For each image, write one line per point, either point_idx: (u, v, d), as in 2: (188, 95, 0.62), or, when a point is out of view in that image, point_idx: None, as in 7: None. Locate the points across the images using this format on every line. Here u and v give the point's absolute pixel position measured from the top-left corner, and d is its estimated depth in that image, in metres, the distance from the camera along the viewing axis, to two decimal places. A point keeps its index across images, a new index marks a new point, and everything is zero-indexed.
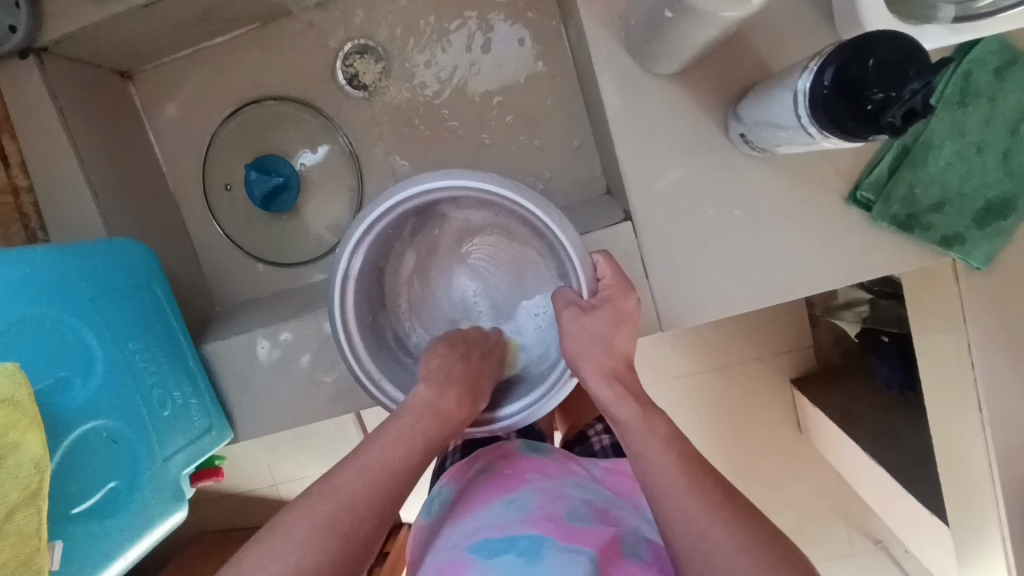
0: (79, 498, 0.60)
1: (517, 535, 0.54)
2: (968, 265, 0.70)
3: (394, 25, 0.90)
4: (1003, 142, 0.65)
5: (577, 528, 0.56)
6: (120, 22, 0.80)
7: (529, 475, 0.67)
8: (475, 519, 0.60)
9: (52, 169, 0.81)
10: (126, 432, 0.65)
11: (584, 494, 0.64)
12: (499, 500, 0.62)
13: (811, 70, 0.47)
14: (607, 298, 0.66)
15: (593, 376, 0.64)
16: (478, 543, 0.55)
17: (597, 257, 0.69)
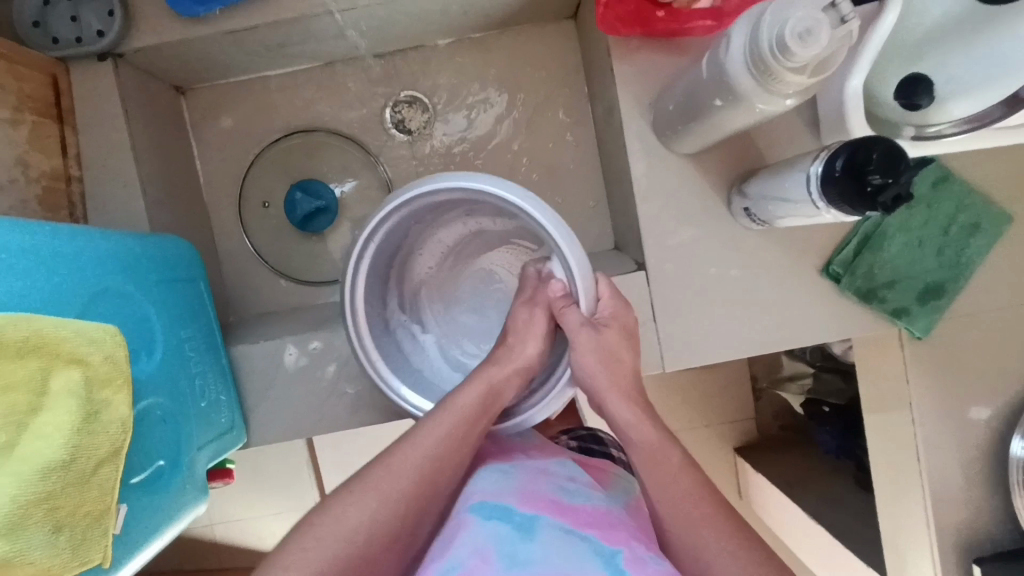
0: (137, 471, 0.61)
1: (512, 509, 0.59)
2: (912, 334, 0.86)
3: (442, 82, 1.01)
4: (938, 238, 0.83)
5: (564, 509, 0.60)
6: (201, 41, 0.87)
7: (516, 453, 0.72)
8: (471, 485, 0.65)
9: (110, 165, 0.84)
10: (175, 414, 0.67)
11: (573, 473, 0.69)
12: (486, 469, 0.67)
13: (823, 158, 0.62)
14: (620, 318, 0.74)
15: (611, 403, 0.71)
16: (480, 506, 0.59)
17: (599, 278, 0.74)
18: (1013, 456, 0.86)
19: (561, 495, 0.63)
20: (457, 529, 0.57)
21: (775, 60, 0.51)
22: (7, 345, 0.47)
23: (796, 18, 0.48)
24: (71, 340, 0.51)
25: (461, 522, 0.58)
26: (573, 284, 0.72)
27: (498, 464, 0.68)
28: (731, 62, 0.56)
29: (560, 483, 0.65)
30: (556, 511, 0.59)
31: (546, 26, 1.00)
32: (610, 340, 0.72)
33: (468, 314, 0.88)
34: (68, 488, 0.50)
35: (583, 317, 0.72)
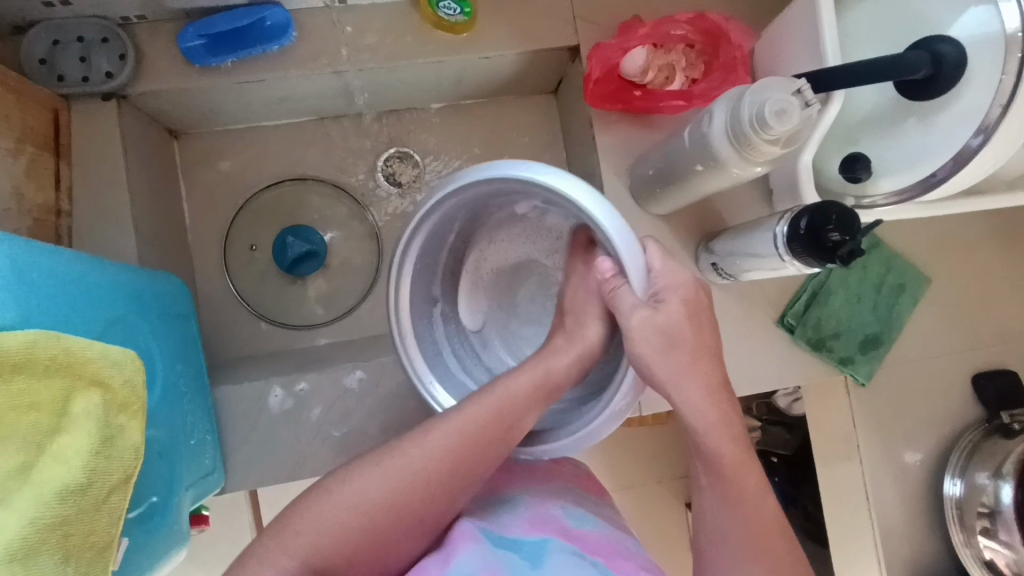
0: (133, 506, 0.60)
1: (522, 538, 0.61)
2: (856, 380, 0.96)
3: (432, 141, 1.08)
4: (872, 295, 0.95)
5: (573, 536, 0.63)
6: (208, 90, 0.90)
7: (518, 477, 0.74)
8: (480, 510, 0.67)
9: (102, 200, 0.84)
10: (173, 448, 0.68)
11: (576, 497, 0.72)
12: (495, 502, 0.69)
13: (787, 219, 0.72)
14: (680, 291, 0.65)
15: (675, 395, 0.64)
16: (488, 533, 0.62)
17: (647, 245, 0.66)
18: (946, 494, 0.95)
19: (568, 519, 0.66)
20: (463, 536, 0.61)
21: (754, 131, 0.63)
22: (36, 363, 0.47)
23: (774, 99, 0.61)
24: (96, 361, 0.51)
25: (472, 540, 0.60)
26: (626, 272, 0.63)
27: (504, 497, 0.70)
28: (713, 133, 0.68)
29: (567, 508, 0.68)
30: (564, 536, 0.62)
31: (529, 97, 1.10)
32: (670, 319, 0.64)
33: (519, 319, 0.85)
34: (82, 514, 0.48)
35: (638, 301, 0.64)
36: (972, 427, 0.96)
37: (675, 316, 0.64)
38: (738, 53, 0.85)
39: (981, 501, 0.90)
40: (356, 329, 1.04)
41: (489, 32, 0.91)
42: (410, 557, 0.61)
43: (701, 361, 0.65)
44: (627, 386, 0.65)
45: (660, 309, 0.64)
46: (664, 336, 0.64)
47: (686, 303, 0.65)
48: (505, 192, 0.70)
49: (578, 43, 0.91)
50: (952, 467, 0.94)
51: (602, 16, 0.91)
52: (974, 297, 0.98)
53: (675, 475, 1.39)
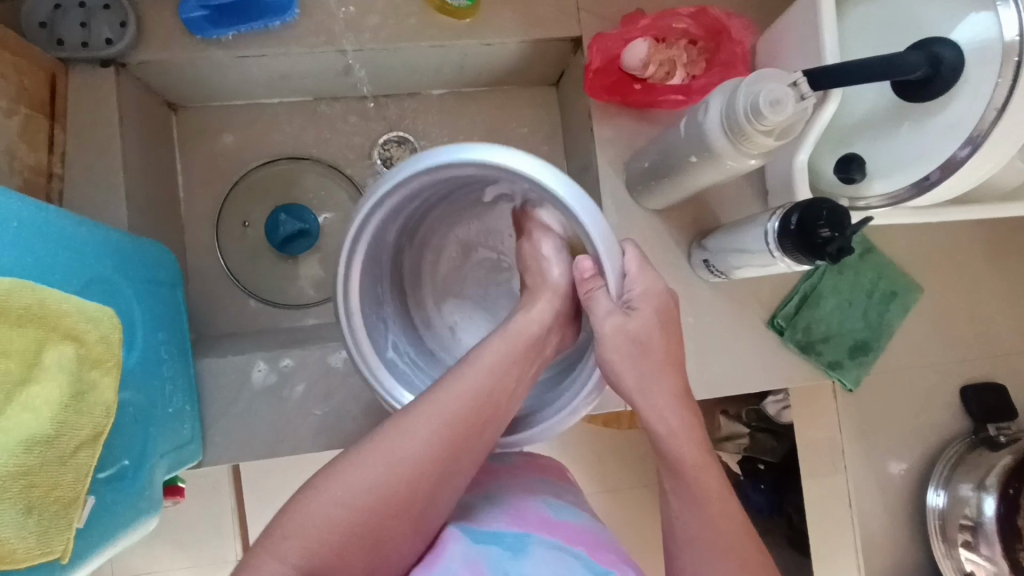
0: (103, 465, 0.60)
1: (499, 531, 0.60)
2: (843, 386, 0.95)
3: (431, 127, 1.08)
4: (863, 301, 0.95)
5: (552, 527, 0.61)
6: (208, 63, 0.90)
7: (494, 467, 0.72)
8: (453, 506, 0.66)
9: (94, 165, 0.84)
10: (149, 412, 0.68)
11: (555, 485, 0.70)
12: (473, 492, 0.68)
13: (779, 215, 0.71)
14: (655, 300, 0.65)
15: (643, 405, 0.65)
16: (461, 528, 0.61)
17: (625, 249, 0.66)
18: (930, 505, 0.94)
19: (550, 512, 0.64)
20: (439, 537, 0.59)
21: (748, 121, 0.64)
22: (9, 311, 0.46)
23: (769, 90, 0.61)
24: (72, 315, 0.51)
25: (445, 539, 0.59)
26: (603, 276, 0.65)
27: (479, 489, 0.68)
28: (707, 124, 0.68)
29: (545, 499, 0.66)
30: (544, 528, 0.60)
31: (530, 88, 1.10)
32: (644, 327, 0.64)
33: (491, 292, 0.87)
34: (48, 466, 0.47)
35: (613, 305, 0.65)
36: (957, 438, 0.96)
37: (646, 324, 0.64)
38: (739, 50, 0.85)
39: (964, 513, 0.89)
40: None
41: (492, 19, 0.90)
42: None
43: (665, 377, 0.66)
44: (590, 387, 0.68)
45: (633, 318, 0.64)
46: (638, 343, 0.64)
47: (657, 313, 0.65)
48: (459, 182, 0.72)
49: (580, 34, 0.91)
50: (936, 479, 0.94)
51: (606, 9, 0.91)
52: (966, 308, 0.97)
53: (660, 479, 1.38)
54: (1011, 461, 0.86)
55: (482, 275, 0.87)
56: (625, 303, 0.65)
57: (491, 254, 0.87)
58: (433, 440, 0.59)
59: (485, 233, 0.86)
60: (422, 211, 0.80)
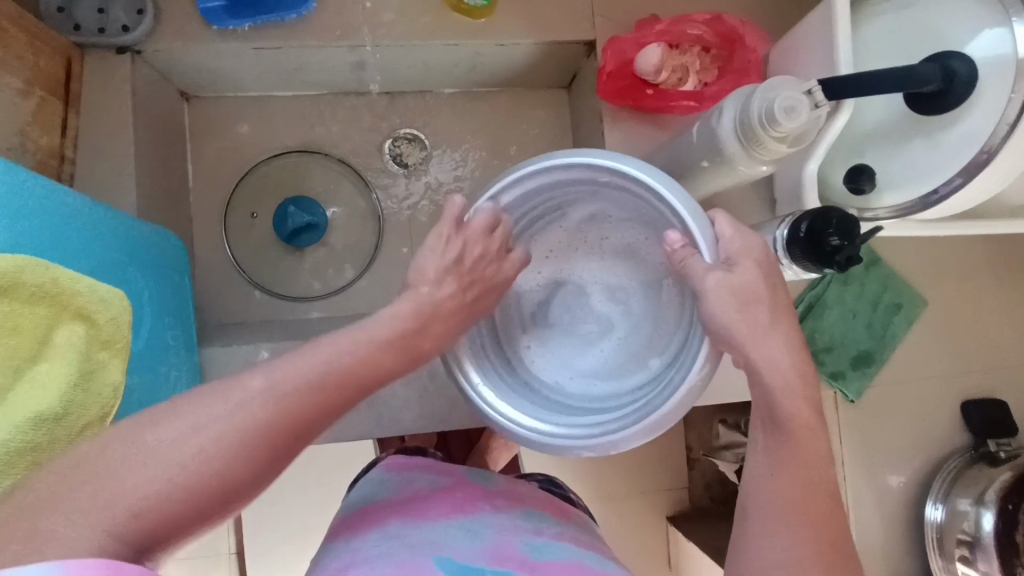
0: None
1: (481, 566, 0.56)
2: (845, 397, 0.96)
3: (441, 126, 1.08)
4: (867, 312, 0.95)
5: (534, 566, 0.58)
6: (223, 54, 0.90)
7: (479, 501, 0.69)
8: (432, 529, 0.61)
9: (106, 151, 0.84)
10: (152, 397, 0.68)
11: (535, 524, 0.67)
12: (452, 519, 0.63)
13: (787, 224, 0.71)
14: (752, 255, 0.62)
15: (755, 355, 0.60)
16: (444, 559, 0.56)
17: (715, 215, 0.64)
18: (927, 519, 0.94)
19: (531, 551, 0.61)
20: (416, 567, 0.54)
21: (761, 127, 0.64)
22: (22, 288, 0.46)
23: (783, 97, 0.62)
24: (84, 295, 0.50)
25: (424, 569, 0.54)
26: (695, 243, 0.64)
27: (461, 518, 0.64)
28: (720, 130, 0.69)
29: (529, 538, 0.63)
30: (526, 568, 0.57)
31: (542, 91, 1.10)
32: (749, 278, 0.61)
33: (601, 328, 0.80)
34: (55, 445, 0.47)
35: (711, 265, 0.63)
36: (956, 453, 0.97)
37: (751, 276, 0.61)
38: (752, 58, 0.86)
39: (962, 529, 0.89)
40: (351, 306, 1.04)
41: (507, 19, 0.91)
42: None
43: (780, 328, 0.61)
44: (703, 356, 0.63)
45: (743, 268, 0.62)
46: (744, 300, 0.61)
47: (759, 267, 0.62)
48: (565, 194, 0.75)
49: (594, 37, 0.92)
50: (935, 493, 0.94)
51: (620, 14, 0.92)
52: (969, 323, 0.98)
53: (656, 486, 1.38)
54: (1010, 477, 0.87)
55: (596, 301, 0.81)
56: (719, 258, 0.63)
57: (605, 275, 0.81)
58: (330, 367, 0.50)
59: (619, 248, 0.80)
60: (543, 236, 0.80)
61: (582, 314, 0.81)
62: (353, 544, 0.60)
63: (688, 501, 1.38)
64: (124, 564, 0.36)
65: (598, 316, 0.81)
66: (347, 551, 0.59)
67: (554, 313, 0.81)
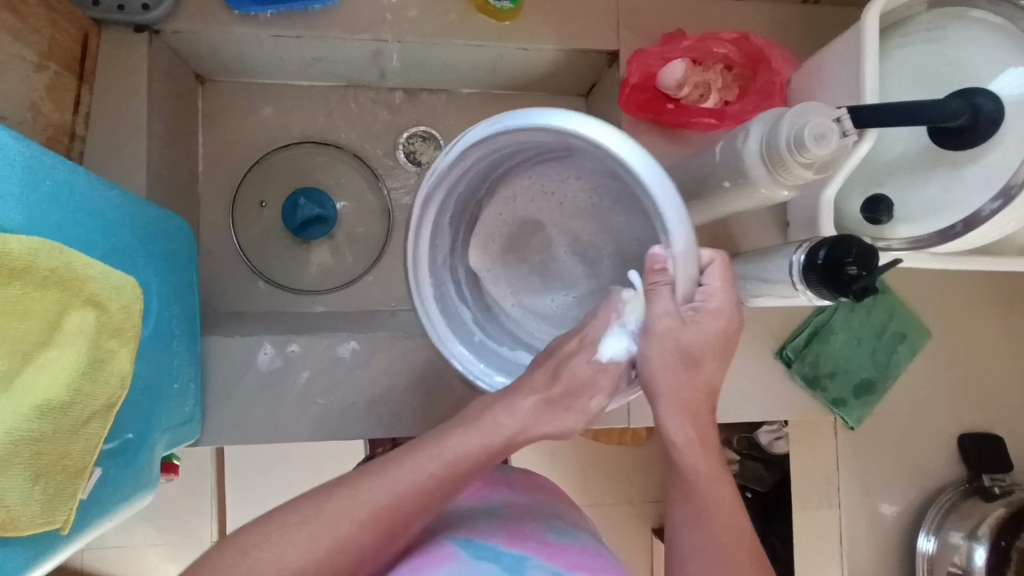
0: (107, 436, 0.59)
1: (499, 551, 0.56)
2: (845, 423, 0.96)
3: (457, 127, 1.07)
4: (872, 340, 0.95)
5: (553, 550, 0.58)
6: (244, 40, 0.89)
7: (498, 488, 0.69)
8: (451, 521, 0.62)
9: (118, 130, 0.82)
10: (155, 386, 0.66)
11: (556, 513, 0.67)
12: (471, 508, 0.64)
13: (805, 249, 0.72)
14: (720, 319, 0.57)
15: None
16: (464, 546, 0.56)
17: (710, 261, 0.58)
18: (918, 550, 0.95)
19: (550, 536, 0.61)
20: (437, 558, 0.55)
21: (789, 152, 0.64)
22: (35, 272, 0.45)
23: (814, 124, 0.62)
24: (96, 281, 0.49)
25: (441, 560, 0.54)
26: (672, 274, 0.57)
27: (482, 506, 0.65)
28: (746, 151, 0.69)
29: (549, 522, 0.64)
30: (544, 553, 0.57)
31: (560, 97, 1.09)
32: (694, 336, 0.57)
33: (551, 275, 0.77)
34: (60, 434, 0.46)
35: (673, 308, 0.57)
36: (950, 486, 0.97)
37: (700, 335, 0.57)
38: (777, 80, 0.85)
39: (953, 561, 0.90)
40: (355, 302, 1.03)
41: (533, 24, 0.90)
42: None
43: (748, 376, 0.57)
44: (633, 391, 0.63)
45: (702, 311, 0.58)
46: (687, 357, 0.57)
47: (715, 325, 0.57)
48: (544, 145, 0.67)
49: (618, 48, 0.92)
50: (927, 524, 0.95)
51: (646, 26, 0.92)
52: (972, 356, 0.98)
53: (645, 498, 1.38)
54: (1003, 513, 0.87)
55: (559, 250, 0.77)
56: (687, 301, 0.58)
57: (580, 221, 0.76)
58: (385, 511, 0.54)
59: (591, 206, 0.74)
60: (529, 167, 0.74)
61: (552, 255, 0.77)
62: None
63: None
64: None
65: (566, 241, 0.77)
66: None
67: (543, 229, 0.77)
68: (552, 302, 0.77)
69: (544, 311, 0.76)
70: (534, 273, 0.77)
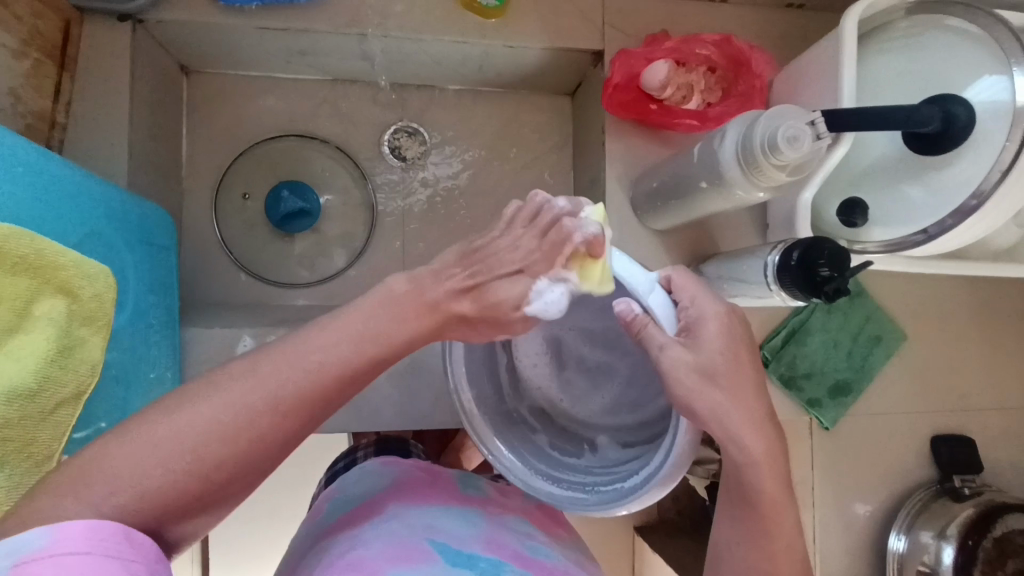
0: (78, 425, 0.58)
1: (476, 554, 0.56)
2: (821, 423, 0.97)
3: (443, 123, 1.07)
4: (848, 342, 0.97)
5: (527, 559, 0.58)
6: (228, 31, 0.89)
7: (472, 497, 0.69)
8: (426, 518, 0.61)
9: (99, 118, 0.82)
10: (128, 376, 0.66)
11: (528, 525, 0.67)
12: (445, 511, 0.64)
13: (780, 250, 0.73)
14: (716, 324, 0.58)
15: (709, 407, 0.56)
16: (440, 547, 0.56)
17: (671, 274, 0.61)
18: (890, 549, 0.96)
19: (525, 548, 0.61)
20: (413, 552, 0.54)
21: (764, 154, 0.65)
22: (6, 258, 0.45)
23: (788, 126, 0.63)
24: (68, 268, 0.49)
25: (415, 555, 0.54)
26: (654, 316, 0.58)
27: (456, 509, 0.65)
28: (722, 151, 0.70)
29: (522, 536, 0.64)
30: (518, 560, 0.57)
31: (547, 95, 1.10)
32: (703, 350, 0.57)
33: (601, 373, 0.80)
34: (27, 419, 0.46)
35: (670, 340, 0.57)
36: (922, 487, 0.99)
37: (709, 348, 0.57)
38: (757, 83, 0.87)
39: (922, 560, 0.91)
40: (338, 296, 1.03)
41: (519, 21, 0.91)
42: (350, 561, 0.53)
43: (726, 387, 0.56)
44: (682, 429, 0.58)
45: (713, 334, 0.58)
46: (706, 374, 0.56)
47: (717, 333, 0.58)
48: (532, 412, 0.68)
49: (603, 48, 0.92)
50: (899, 524, 0.96)
51: (632, 27, 0.93)
52: (945, 361, 1.00)
53: None
54: (972, 513, 0.88)
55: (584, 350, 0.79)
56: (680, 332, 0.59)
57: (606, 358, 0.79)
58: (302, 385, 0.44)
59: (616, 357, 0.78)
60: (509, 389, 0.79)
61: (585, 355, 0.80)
62: (343, 534, 0.59)
63: (656, 513, 1.39)
64: (134, 531, 0.39)
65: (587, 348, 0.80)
66: (343, 540, 0.58)
67: (569, 380, 0.81)
68: (615, 391, 0.79)
69: (614, 402, 0.79)
70: (592, 372, 0.80)
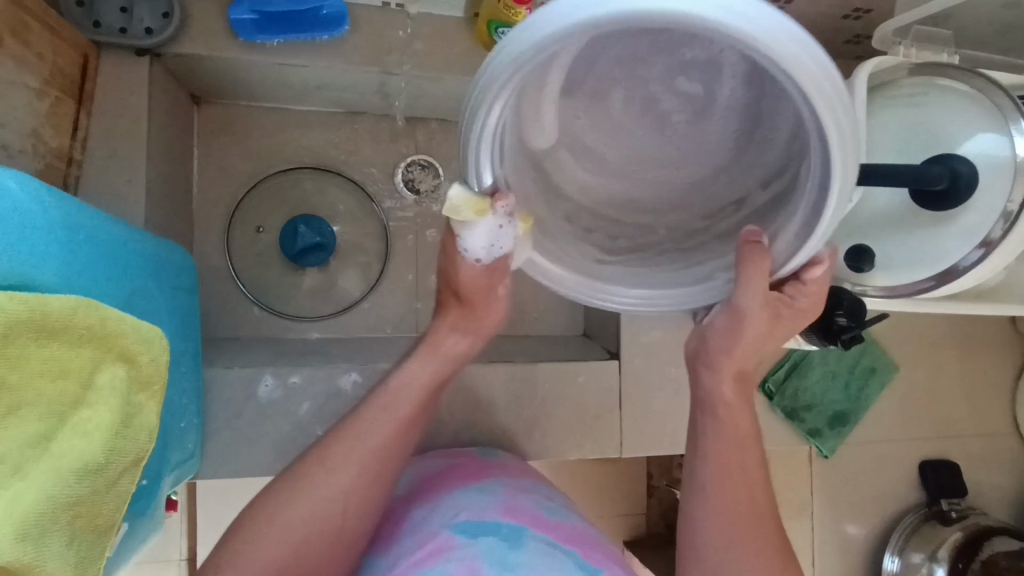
0: None
1: (497, 523, 0.65)
2: (820, 451, 1.00)
3: (454, 156, 1.08)
4: (846, 374, 1.01)
5: (543, 523, 0.67)
6: (248, 66, 0.88)
7: (491, 468, 0.78)
8: (450, 501, 0.71)
9: (118, 154, 0.80)
10: (165, 427, 0.66)
11: (544, 490, 0.76)
12: (466, 488, 0.73)
13: None
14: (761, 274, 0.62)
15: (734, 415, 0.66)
16: (463, 524, 0.65)
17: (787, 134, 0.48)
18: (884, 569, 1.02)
19: (542, 513, 0.69)
20: (442, 541, 0.63)
21: None
22: (72, 330, 0.45)
23: None
24: (128, 335, 0.49)
25: (447, 542, 0.63)
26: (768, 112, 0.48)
27: (476, 483, 0.74)
28: None
29: (539, 502, 0.72)
30: (535, 524, 0.66)
31: None
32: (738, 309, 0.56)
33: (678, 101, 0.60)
34: (95, 494, 0.46)
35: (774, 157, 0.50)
36: (913, 509, 1.05)
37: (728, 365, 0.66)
38: None
39: None
40: (350, 328, 1.03)
41: None
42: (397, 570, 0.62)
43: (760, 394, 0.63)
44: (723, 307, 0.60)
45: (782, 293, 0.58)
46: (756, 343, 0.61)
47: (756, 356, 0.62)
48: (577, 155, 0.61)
49: None
50: (892, 546, 1.02)
51: None
52: (933, 391, 1.06)
53: (615, 512, 1.41)
54: (960, 537, 0.95)
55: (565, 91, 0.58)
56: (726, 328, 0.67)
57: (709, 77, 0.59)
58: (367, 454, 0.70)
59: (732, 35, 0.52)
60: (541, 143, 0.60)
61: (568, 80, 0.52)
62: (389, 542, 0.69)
63: (645, 527, 1.43)
64: None
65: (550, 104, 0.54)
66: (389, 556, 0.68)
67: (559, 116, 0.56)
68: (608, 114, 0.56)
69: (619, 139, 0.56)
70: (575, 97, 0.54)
